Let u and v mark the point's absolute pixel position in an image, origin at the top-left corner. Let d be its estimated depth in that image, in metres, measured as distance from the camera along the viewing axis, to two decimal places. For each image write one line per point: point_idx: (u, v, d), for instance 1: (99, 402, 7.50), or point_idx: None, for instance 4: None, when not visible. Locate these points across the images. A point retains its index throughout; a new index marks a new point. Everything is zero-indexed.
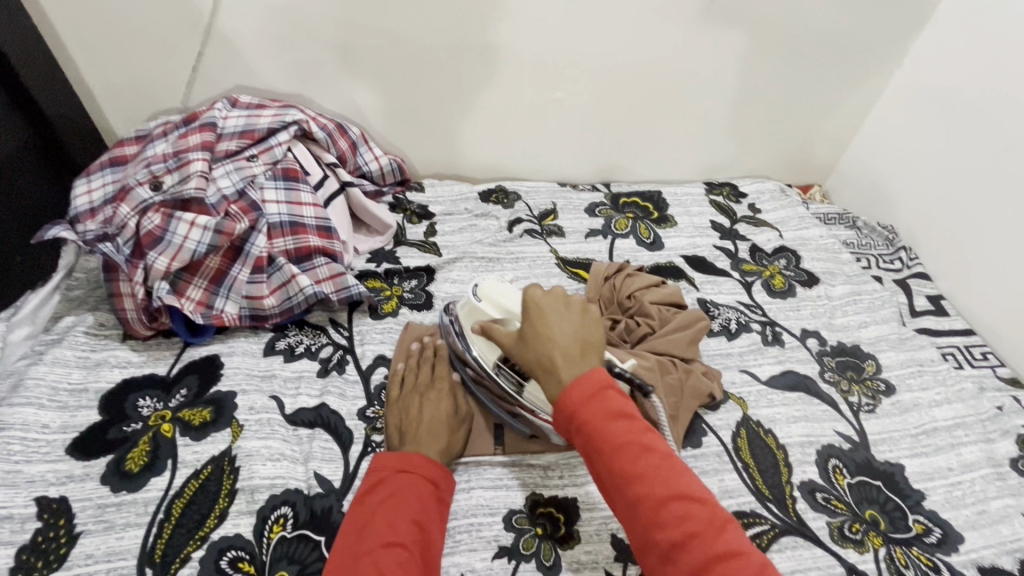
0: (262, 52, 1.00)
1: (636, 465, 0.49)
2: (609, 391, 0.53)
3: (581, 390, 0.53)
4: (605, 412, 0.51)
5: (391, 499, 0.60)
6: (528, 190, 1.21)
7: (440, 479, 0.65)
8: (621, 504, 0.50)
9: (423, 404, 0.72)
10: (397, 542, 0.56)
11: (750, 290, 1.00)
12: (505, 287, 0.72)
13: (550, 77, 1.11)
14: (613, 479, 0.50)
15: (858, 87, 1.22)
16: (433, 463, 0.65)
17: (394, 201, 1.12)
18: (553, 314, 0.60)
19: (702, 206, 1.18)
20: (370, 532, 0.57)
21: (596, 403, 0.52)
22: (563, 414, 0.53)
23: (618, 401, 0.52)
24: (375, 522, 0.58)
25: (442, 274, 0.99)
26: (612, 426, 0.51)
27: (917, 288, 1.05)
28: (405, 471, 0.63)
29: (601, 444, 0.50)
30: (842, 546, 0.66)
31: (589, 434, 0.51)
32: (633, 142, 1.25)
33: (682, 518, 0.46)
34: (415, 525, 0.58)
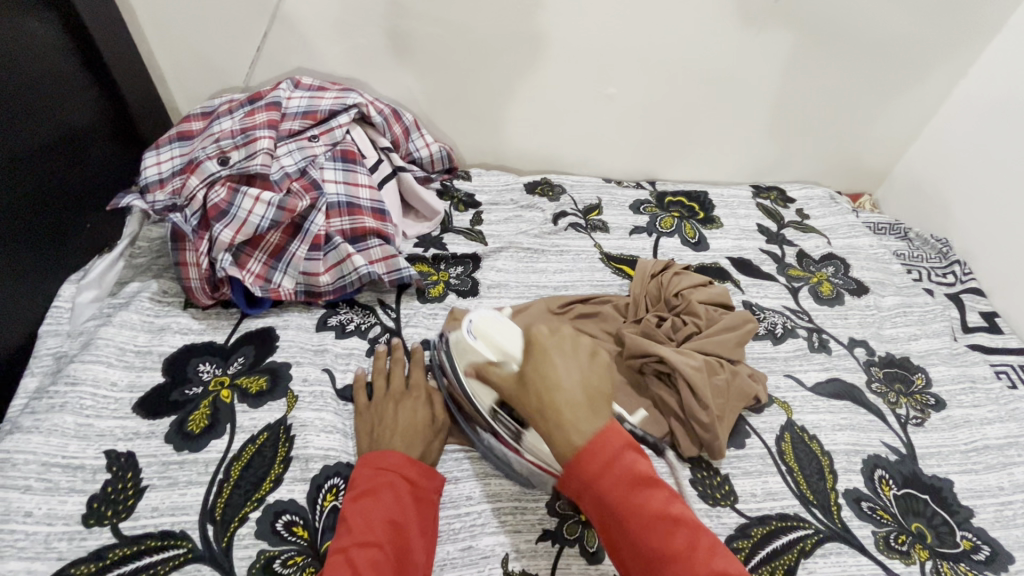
0: (325, 36, 1.02)
1: (669, 541, 0.47)
2: (630, 455, 0.50)
3: (600, 456, 0.49)
4: (630, 481, 0.48)
5: (368, 497, 0.59)
6: (573, 184, 1.21)
7: (420, 479, 0.63)
8: None
9: (398, 410, 0.71)
10: (374, 542, 0.55)
11: (796, 296, 0.99)
12: (502, 324, 0.68)
13: (604, 72, 1.11)
14: (641, 555, 0.47)
15: (918, 96, 1.20)
16: (411, 462, 0.64)
17: (442, 188, 1.13)
18: (557, 353, 0.56)
19: (749, 209, 1.17)
20: (348, 531, 0.56)
21: (618, 470, 0.49)
22: (577, 480, 0.50)
23: (640, 466, 0.49)
24: (350, 520, 0.57)
25: (487, 263, 1.01)
26: (638, 497, 0.48)
27: (970, 303, 1.02)
28: (382, 470, 0.62)
29: (629, 518, 0.47)
30: (887, 556, 0.65)
31: (614, 505, 0.48)
32: (681, 141, 1.24)
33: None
34: (391, 525, 0.57)
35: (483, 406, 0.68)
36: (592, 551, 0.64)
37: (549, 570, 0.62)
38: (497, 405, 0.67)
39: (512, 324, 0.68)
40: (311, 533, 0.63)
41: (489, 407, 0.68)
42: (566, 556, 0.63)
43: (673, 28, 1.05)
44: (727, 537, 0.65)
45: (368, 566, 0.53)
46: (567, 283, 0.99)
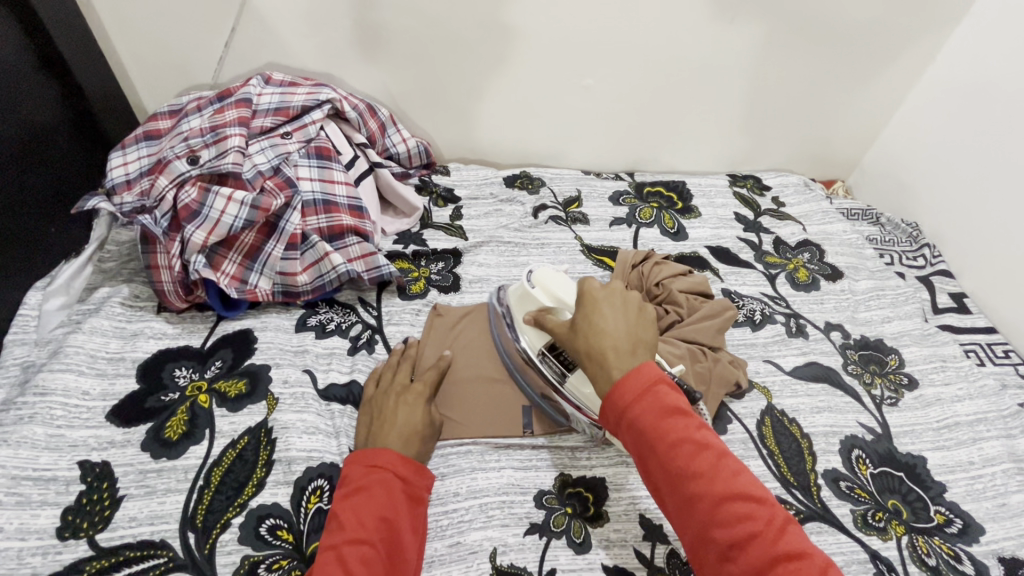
0: (295, 30, 1.00)
1: (693, 463, 0.50)
2: (660, 386, 0.53)
3: (630, 384, 0.54)
4: (657, 410, 0.52)
5: (360, 494, 0.58)
6: (552, 177, 1.21)
7: (413, 476, 0.62)
8: (676, 501, 0.50)
9: (399, 406, 0.69)
10: (366, 540, 0.55)
11: (773, 283, 1.00)
12: (559, 277, 0.72)
13: (579, 63, 1.10)
14: (668, 476, 0.50)
15: (887, 83, 1.22)
16: (405, 460, 0.63)
17: (421, 183, 1.13)
18: (608, 304, 0.62)
19: (726, 198, 1.19)
20: (338, 528, 0.55)
21: (648, 398, 0.53)
22: (612, 410, 0.54)
23: (668, 396, 0.53)
24: (341, 517, 0.57)
25: (468, 258, 1.00)
26: (666, 424, 0.51)
27: (940, 285, 1.05)
28: (376, 467, 0.61)
29: (656, 442, 0.51)
30: (865, 532, 0.67)
31: (641, 427, 0.52)
32: (658, 132, 1.25)
33: (744, 518, 0.47)
34: (383, 522, 0.57)
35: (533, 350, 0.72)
36: (579, 541, 0.64)
37: (537, 562, 0.62)
38: (545, 349, 0.71)
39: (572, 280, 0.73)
40: (296, 536, 0.62)
41: (538, 350, 0.72)
42: (554, 547, 0.63)
43: (647, 19, 1.05)
44: None
45: (359, 564, 0.53)
46: None
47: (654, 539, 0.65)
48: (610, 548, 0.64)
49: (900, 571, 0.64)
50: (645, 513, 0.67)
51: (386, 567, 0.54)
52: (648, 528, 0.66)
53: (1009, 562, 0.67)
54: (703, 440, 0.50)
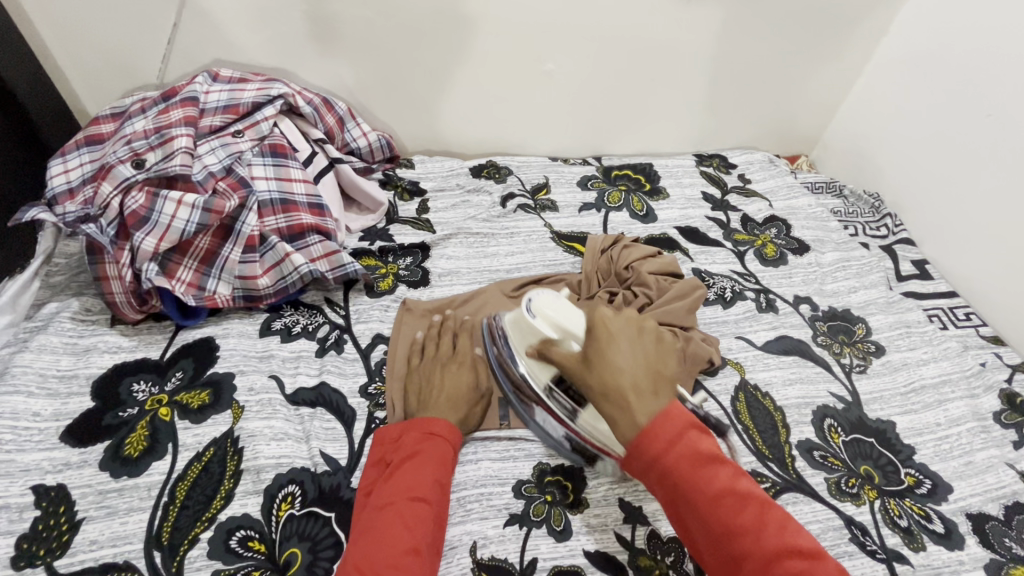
0: (242, 24, 0.96)
1: (738, 518, 0.48)
2: (692, 432, 0.52)
3: (662, 432, 0.51)
4: (694, 460, 0.50)
5: (417, 458, 0.61)
6: (519, 165, 1.19)
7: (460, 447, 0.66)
8: (719, 558, 0.50)
9: (445, 377, 0.71)
10: (423, 497, 0.58)
11: (742, 259, 1.01)
12: (561, 301, 0.65)
13: (539, 48, 1.09)
14: (710, 531, 0.49)
15: (846, 56, 1.23)
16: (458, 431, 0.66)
17: (385, 177, 1.10)
18: (622, 347, 0.57)
19: (693, 177, 1.19)
20: (395, 486, 0.59)
21: (681, 447, 0.50)
22: (640, 460, 0.51)
23: (702, 444, 0.51)
24: (398, 478, 0.59)
25: (437, 251, 0.99)
26: (704, 476, 0.50)
27: (903, 253, 1.07)
28: (430, 434, 0.63)
29: (694, 495, 0.49)
30: (839, 500, 0.68)
31: (674, 479, 0.50)
32: (624, 115, 1.24)
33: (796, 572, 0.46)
34: (438, 485, 0.60)
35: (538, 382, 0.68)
36: (559, 530, 0.64)
37: (518, 553, 0.61)
38: (552, 382, 0.66)
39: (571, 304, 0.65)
40: (268, 546, 0.60)
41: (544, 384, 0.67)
42: (534, 537, 0.63)
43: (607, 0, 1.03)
44: None
45: (417, 519, 0.56)
46: (519, 265, 0.98)
47: (634, 521, 0.65)
48: (590, 533, 0.64)
49: (874, 535, 0.65)
50: (624, 497, 0.67)
51: (436, 525, 0.58)
52: (628, 511, 0.66)
53: (976, 517, 0.69)
54: (744, 491, 0.49)
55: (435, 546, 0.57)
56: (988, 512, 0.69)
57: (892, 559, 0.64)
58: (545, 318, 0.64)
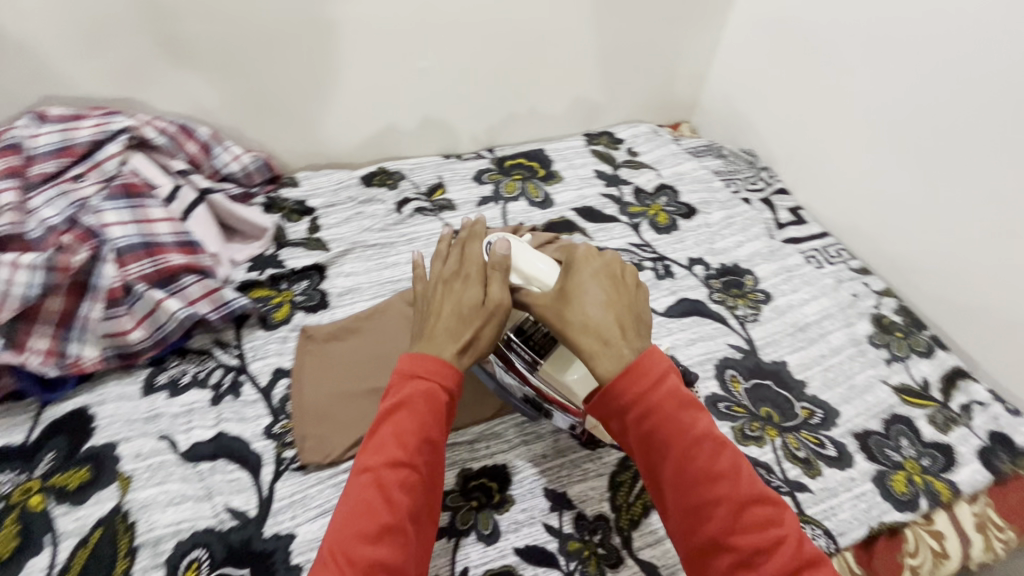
0: (67, 55, 0.86)
1: (713, 465, 0.50)
2: (671, 378, 0.55)
3: (643, 373, 0.54)
4: (675, 402, 0.53)
5: (401, 411, 0.56)
6: (412, 168, 1.16)
7: (453, 392, 0.60)
8: (687, 502, 0.51)
9: (446, 303, 0.64)
10: (410, 462, 0.54)
11: (638, 230, 1.05)
12: (528, 248, 0.68)
13: (409, 46, 1.06)
14: (682, 470, 0.51)
15: (707, 23, 1.29)
16: (451, 369, 0.59)
17: (268, 201, 1.03)
18: (589, 283, 0.61)
19: (584, 157, 1.21)
20: (377, 448, 0.54)
21: (663, 389, 0.54)
22: (622, 399, 0.54)
23: (682, 390, 0.54)
24: (384, 437, 0.55)
25: (334, 270, 0.94)
26: (685, 418, 0.52)
27: (779, 203, 1.15)
28: (417, 377, 0.58)
29: (675, 436, 0.52)
30: (744, 445, 0.73)
31: (655, 418, 0.53)
32: (509, 104, 1.24)
33: (763, 521, 0.48)
34: (426, 442, 0.55)
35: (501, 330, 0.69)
36: (488, 533, 0.63)
37: (448, 566, 0.61)
38: (513, 333, 0.68)
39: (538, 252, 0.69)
40: None
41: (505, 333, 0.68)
42: (464, 546, 0.62)
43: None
44: (611, 473, 0.69)
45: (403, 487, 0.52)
46: None
47: (560, 507, 0.66)
48: (519, 529, 0.64)
49: (778, 471, 0.70)
50: (548, 486, 0.68)
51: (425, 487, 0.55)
52: (553, 498, 0.67)
53: (862, 435, 0.76)
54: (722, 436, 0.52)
55: (425, 506, 0.55)
56: (871, 428, 0.76)
57: (795, 490, 0.69)
58: (511, 261, 0.66)
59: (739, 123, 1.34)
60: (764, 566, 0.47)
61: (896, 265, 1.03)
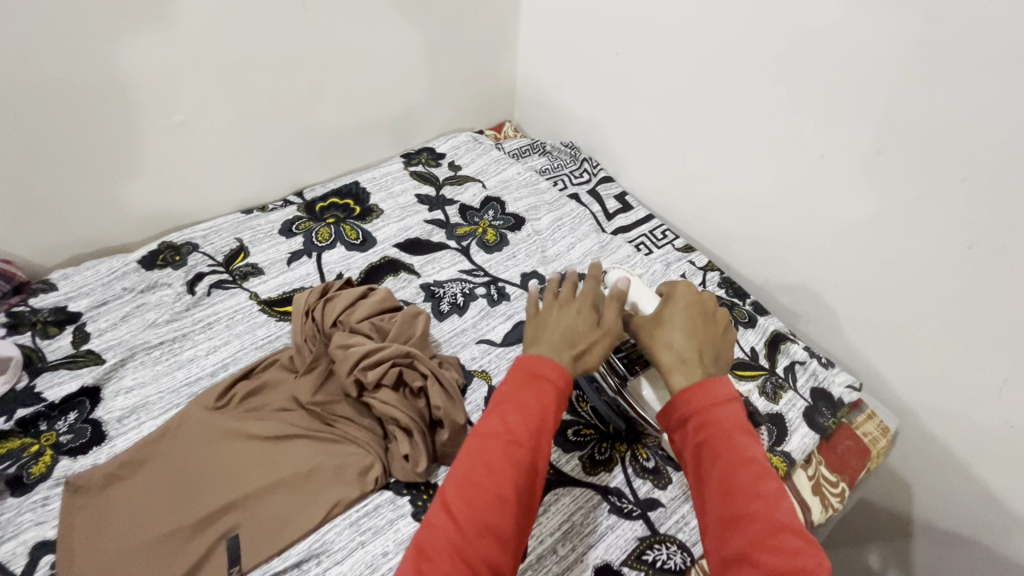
0: None
1: (758, 484, 0.47)
2: (733, 405, 0.52)
3: (710, 393, 0.53)
4: (734, 423, 0.51)
5: (518, 394, 0.51)
6: (204, 234, 1.00)
7: (568, 396, 0.53)
8: (720, 513, 0.46)
9: (563, 312, 0.60)
10: (519, 440, 0.48)
11: (468, 254, 0.99)
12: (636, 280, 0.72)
13: (148, 101, 0.88)
14: (722, 484, 0.47)
15: (503, 19, 1.23)
16: (568, 374, 0.54)
17: (13, 317, 0.84)
18: (683, 313, 0.61)
19: (403, 182, 1.12)
20: (491, 426, 0.49)
21: (726, 409, 0.52)
22: (684, 408, 0.53)
23: (743, 417, 0.52)
24: (497, 413, 0.50)
25: (111, 388, 0.78)
26: (741, 438, 0.50)
27: (606, 192, 1.14)
28: (540, 372, 0.53)
29: (726, 446, 0.49)
30: (594, 475, 0.70)
31: (715, 428, 0.50)
32: (307, 139, 1.10)
33: (795, 551, 0.43)
34: (540, 429, 0.49)
35: None
36: None
37: None
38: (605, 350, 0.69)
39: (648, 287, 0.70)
40: None
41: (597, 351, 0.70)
42: None
43: (192, 34, 0.86)
44: None
45: (502, 461, 0.47)
46: (227, 359, 0.83)
47: None
48: None
49: (628, 494, 0.68)
50: None
51: (526, 479, 0.47)
52: None
53: None
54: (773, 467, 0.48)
55: (523, 505, 0.47)
56: None
57: (647, 509, 0.67)
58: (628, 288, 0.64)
59: (556, 115, 1.31)
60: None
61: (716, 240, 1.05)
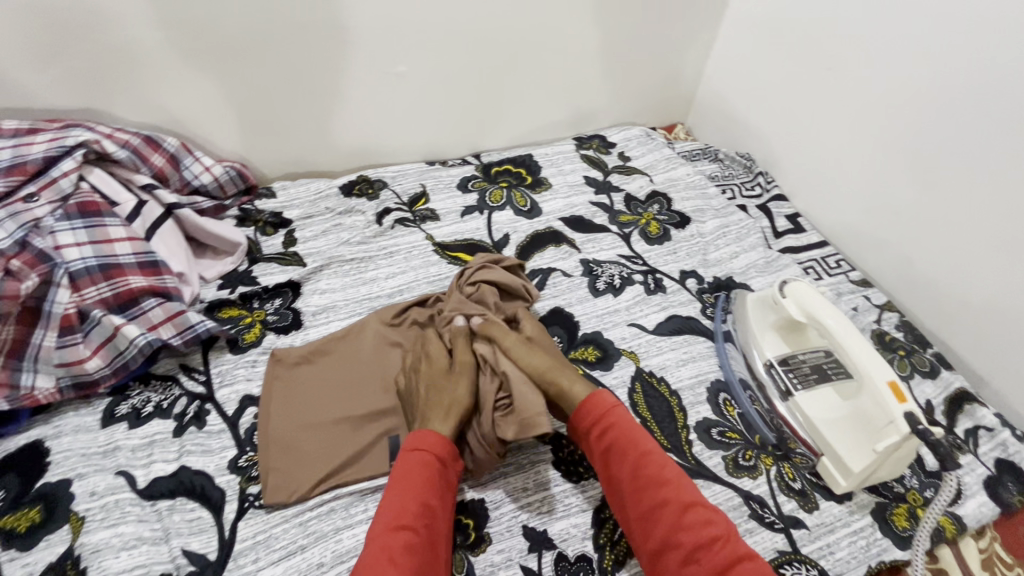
0: (22, 65, 0.81)
1: (660, 473, 0.59)
2: (619, 407, 0.64)
3: (599, 402, 0.64)
4: (627, 423, 0.63)
5: (402, 478, 0.58)
6: (393, 175, 1.11)
7: (449, 462, 0.61)
8: (640, 509, 0.58)
9: (423, 381, 0.69)
10: (409, 526, 0.55)
11: (629, 241, 1.00)
12: (816, 294, 0.73)
13: (386, 50, 0.99)
14: (635, 481, 0.59)
15: (704, 21, 1.23)
16: (445, 441, 0.62)
17: (242, 213, 0.98)
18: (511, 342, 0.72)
19: (574, 162, 1.17)
20: (384, 509, 0.56)
21: (614, 412, 0.63)
22: (587, 419, 0.64)
23: (627, 414, 0.64)
24: (389, 496, 0.57)
25: (309, 287, 0.90)
26: (638, 435, 0.62)
27: (777, 210, 1.12)
28: (417, 450, 0.60)
29: (629, 449, 0.61)
30: (736, 477, 0.69)
31: (616, 434, 0.62)
32: (497, 108, 1.18)
33: (707, 522, 0.55)
34: (426, 507, 0.57)
35: (761, 358, 0.78)
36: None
37: None
38: (774, 360, 0.77)
39: (829, 304, 0.73)
40: None
41: (765, 361, 0.78)
42: None
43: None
44: (594, 509, 0.65)
45: (403, 553, 0.53)
46: (402, 286, 0.92)
47: (539, 547, 0.62)
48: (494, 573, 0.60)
49: (772, 505, 0.67)
50: (527, 524, 0.64)
51: (429, 554, 0.54)
52: (533, 538, 0.63)
53: None
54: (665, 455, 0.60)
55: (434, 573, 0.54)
56: None
57: (790, 526, 0.65)
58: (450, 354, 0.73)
59: (735, 124, 1.28)
60: (704, 558, 0.53)
61: (915, 282, 0.96)
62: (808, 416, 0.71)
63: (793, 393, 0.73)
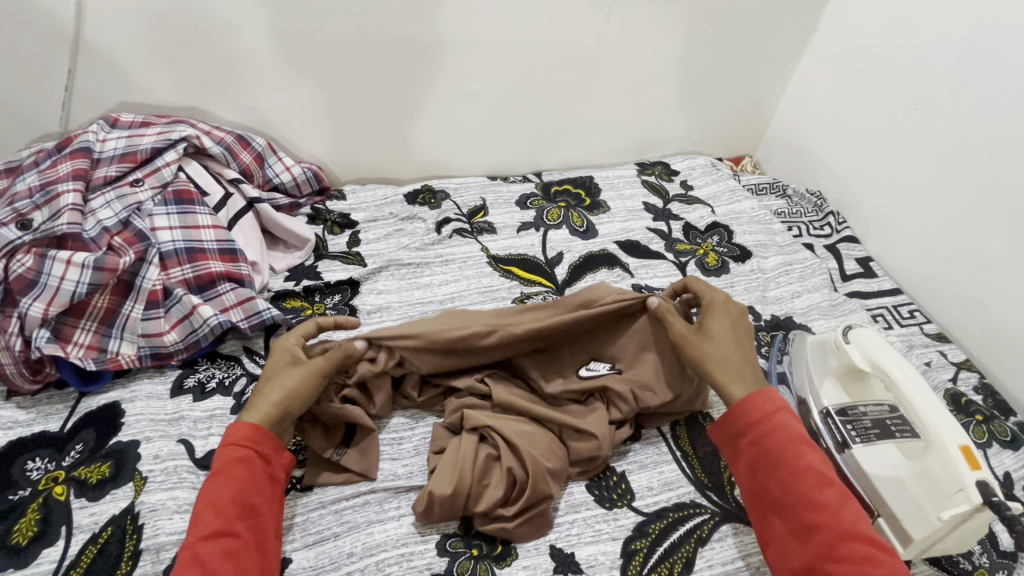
0: (144, 65, 0.91)
1: (817, 495, 0.57)
2: (779, 413, 0.62)
3: (757, 406, 0.63)
4: (790, 434, 0.61)
5: (215, 482, 0.57)
6: (456, 187, 1.14)
7: (272, 455, 0.61)
8: (791, 525, 0.58)
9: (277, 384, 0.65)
10: (227, 530, 0.54)
11: (684, 271, 0.99)
12: (884, 342, 0.69)
13: (463, 68, 1.04)
14: (792, 497, 0.58)
15: (783, 55, 1.20)
16: (264, 434, 0.61)
17: (314, 212, 1.04)
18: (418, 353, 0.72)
19: (635, 187, 1.16)
20: (194, 520, 0.54)
21: (772, 420, 0.62)
22: (745, 421, 0.63)
23: (789, 422, 0.62)
24: (200, 506, 0.55)
25: (367, 286, 0.94)
26: (795, 448, 0.60)
27: (846, 252, 1.07)
28: (230, 447, 0.59)
29: (786, 463, 0.59)
30: None
31: (773, 444, 0.60)
32: (562, 130, 1.20)
33: (865, 559, 0.53)
34: (244, 507, 0.56)
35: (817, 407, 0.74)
36: None
37: None
38: (829, 410, 0.72)
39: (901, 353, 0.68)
40: None
41: (821, 410, 0.73)
42: None
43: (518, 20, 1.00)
44: (625, 539, 0.64)
45: (220, 559, 0.52)
46: (454, 294, 0.94)
47: (565, 570, 0.61)
48: None
49: None
50: (555, 543, 0.63)
51: (254, 553, 0.55)
52: (559, 559, 0.62)
53: None
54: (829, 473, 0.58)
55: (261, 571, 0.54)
56: None
57: None
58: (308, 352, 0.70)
59: (808, 161, 1.24)
60: None
61: (1001, 343, 0.89)
62: (867, 472, 0.66)
63: (850, 446, 0.68)
